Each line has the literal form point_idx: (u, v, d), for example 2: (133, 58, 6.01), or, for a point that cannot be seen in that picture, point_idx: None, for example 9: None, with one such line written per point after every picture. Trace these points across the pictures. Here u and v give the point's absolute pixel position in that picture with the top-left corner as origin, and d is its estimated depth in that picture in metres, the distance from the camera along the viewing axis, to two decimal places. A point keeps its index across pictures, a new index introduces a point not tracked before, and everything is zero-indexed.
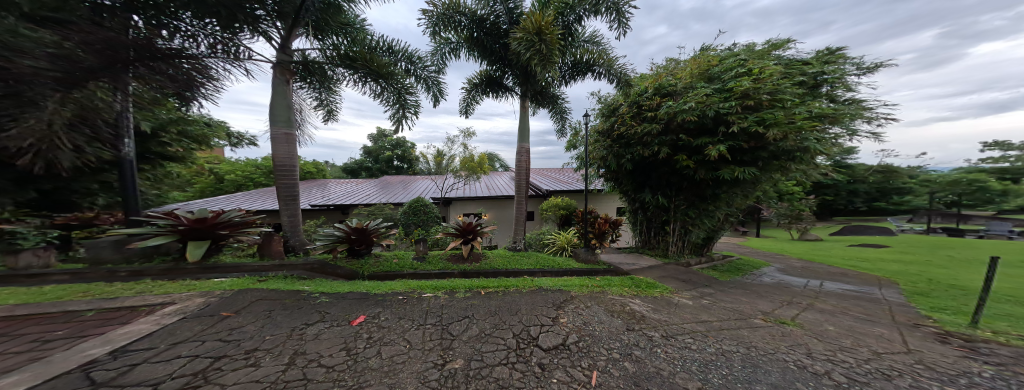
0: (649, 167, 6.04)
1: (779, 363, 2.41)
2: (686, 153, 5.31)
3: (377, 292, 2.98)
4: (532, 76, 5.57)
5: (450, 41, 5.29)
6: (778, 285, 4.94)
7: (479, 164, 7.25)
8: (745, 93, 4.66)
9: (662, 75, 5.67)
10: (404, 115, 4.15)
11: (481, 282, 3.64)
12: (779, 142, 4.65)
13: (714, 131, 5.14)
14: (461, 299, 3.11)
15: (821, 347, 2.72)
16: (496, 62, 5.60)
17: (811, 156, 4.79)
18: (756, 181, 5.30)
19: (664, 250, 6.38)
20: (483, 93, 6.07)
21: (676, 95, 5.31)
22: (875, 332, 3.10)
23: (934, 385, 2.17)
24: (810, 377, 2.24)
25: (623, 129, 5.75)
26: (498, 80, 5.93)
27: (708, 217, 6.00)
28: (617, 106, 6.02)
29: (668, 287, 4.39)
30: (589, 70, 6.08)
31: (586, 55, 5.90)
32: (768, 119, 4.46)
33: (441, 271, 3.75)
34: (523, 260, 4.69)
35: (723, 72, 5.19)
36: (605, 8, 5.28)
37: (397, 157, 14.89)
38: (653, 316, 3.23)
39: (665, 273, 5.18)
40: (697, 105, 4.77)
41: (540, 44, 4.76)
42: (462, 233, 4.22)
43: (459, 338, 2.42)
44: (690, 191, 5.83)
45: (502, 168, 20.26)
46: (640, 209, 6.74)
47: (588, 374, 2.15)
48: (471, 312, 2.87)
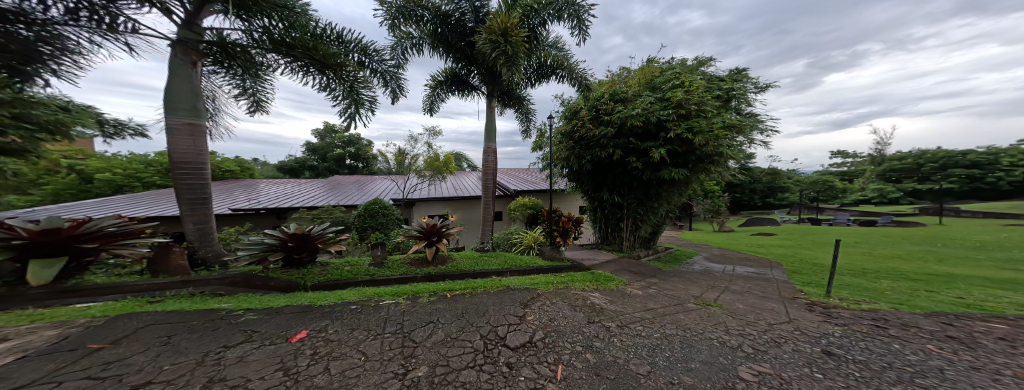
0: (606, 168, 6.27)
1: (707, 341, 2.63)
2: (635, 156, 5.63)
3: (323, 304, 2.77)
4: (498, 76, 5.57)
5: (412, 36, 5.10)
6: (704, 271, 5.43)
7: (446, 164, 7.05)
8: (680, 103, 5.10)
9: (616, 83, 5.98)
10: (357, 111, 3.94)
11: (447, 285, 3.54)
12: (702, 147, 5.18)
13: (656, 136, 5.48)
14: (426, 304, 2.99)
15: (735, 323, 3.00)
16: (461, 61, 5.49)
17: (724, 160, 5.41)
18: (687, 181, 5.86)
19: (619, 245, 6.70)
20: (449, 91, 5.94)
21: (628, 101, 5.60)
22: (767, 306, 3.52)
23: (807, 347, 2.51)
24: (728, 351, 2.47)
25: (582, 131, 5.97)
26: (464, 78, 5.82)
27: (654, 214, 6.50)
28: (579, 110, 6.18)
29: (624, 280, 4.63)
30: (552, 74, 6.23)
31: (549, 59, 6.02)
32: (695, 127, 4.92)
33: (403, 276, 3.60)
34: (491, 260, 4.66)
35: (665, 82, 5.61)
36: (568, 14, 5.39)
37: (349, 156, 14.06)
38: (611, 308, 3.36)
39: (619, 267, 5.45)
40: (643, 111, 5.13)
41: (506, 45, 4.77)
42: (426, 235, 4.08)
43: (423, 344, 2.32)
44: (640, 191, 6.23)
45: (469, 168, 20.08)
46: (599, 207, 7.00)
47: (554, 368, 2.18)
48: (435, 316, 2.77)
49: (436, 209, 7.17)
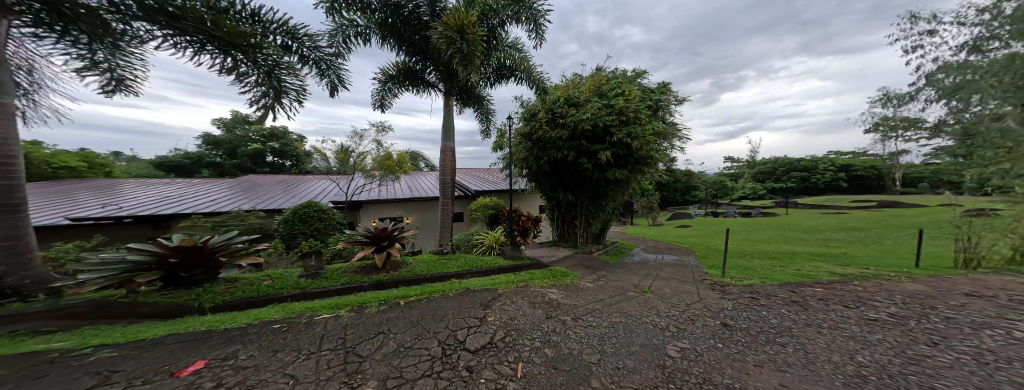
0: (562, 168, 6.45)
1: (644, 326, 2.85)
2: (587, 157, 5.89)
3: (225, 327, 2.40)
4: (456, 74, 5.41)
5: (357, 24, 4.71)
6: (642, 262, 5.96)
7: (400, 163, 6.72)
8: (621, 110, 5.56)
9: (570, 87, 6.20)
10: (279, 100, 3.50)
11: (400, 292, 3.32)
12: (639, 150, 5.61)
13: (603, 139, 5.78)
14: (375, 313, 2.79)
15: (663, 306, 3.33)
16: (416, 55, 5.27)
17: (654, 163, 5.96)
18: (630, 181, 6.32)
19: (574, 241, 7.00)
20: (400, 86, 5.64)
21: (579, 106, 5.87)
22: (685, 289, 4.00)
23: (710, 321, 2.97)
24: (660, 333, 2.71)
25: (539, 132, 6.10)
26: (419, 74, 5.57)
27: (603, 211, 6.90)
28: (536, 113, 6.27)
29: (578, 274, 4.79)
30: (511, 75, 6.24)
31: (509, 60, 6.04)
32: (634, 134, 5.34)
33: (346, 285, 3.31)
34: (451, 263, 4.50)
35: (610, 89, 5.99)
36: (525, 17, 5.41)
37: (271, 152, 12.75)
38: (566, 302, 3.43)
39: (574, 262, 5.65)
40: (591, 116, 5.46)
41: (462, 43, 4.65)
42: (374, 239, 3.80)
43: (371, 357, 2.14)
44: (591, 191, 6.55)
45: (429, 167, 19.59)
46: (556, 206, 7.16)
47: (514, 367, 2.14)
48: (387, 325, 2.59)
49: (389, 212, 6.79)
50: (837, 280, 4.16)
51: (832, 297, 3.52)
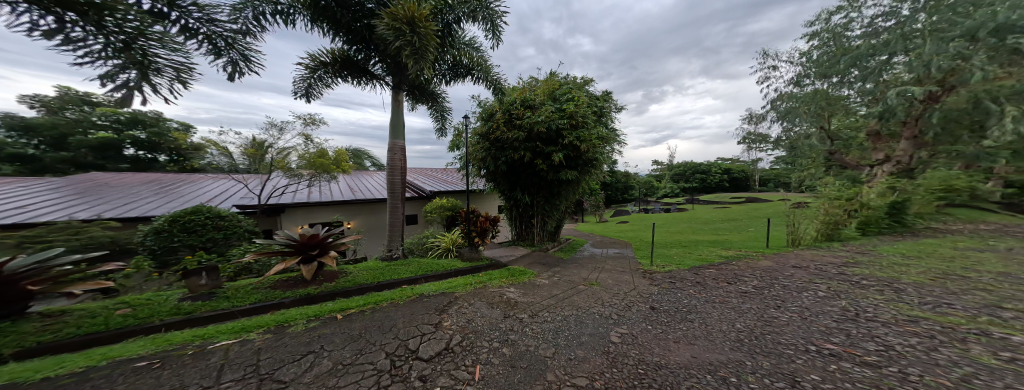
0: (518, 169, 6.48)
1: (592, 316, 2.99)
2: (542, 158, 6.01)
3: (57, 371, 1.90)
4: (404, 68, 5.10)
5: (278, 4, 4.21)
6: (591, 257, 6.39)
7: (332, 162, 6.08)
8: (572, 114, 5.75)
9: (526, 90, 6.28)
10: (146, 78, 2.84)
11: (336, 305, 2.99)
12: (588, 152, 5.85)
13: (556, 140, 5.93)
14: (305, 331, 2.48)
15: (608, 296, 3.58)
16: (357, 44, 4.89)
17: (599, 164, 6.26)
18: (580, 181, 6.61)
19: (532, 240, 7.08)
20: (342, 77, 5.20)
21: (535, 108, 5.98)
22: (629, 284, 4.24)
23: (639, 304, 3.32)
24: (608, 322, 2.87)
25: (495, 133, 6.08)
26: (360, 64, 5.13)
27: (557, 209, 7.12)
28: (494, 114, 6.21)
29: (534, 272, 4.80)
30: (468, 74, 6.08)
31: (465, 58, 5.87)
32: (585, 137, 5.59)
33: (258, 304, 2.87)
34: (401, 268, 4.19)
35: (561, 94, 6.24)
36: (482, 16, 5.27)
37: (132, 144, 9.87)
38: (523, 300, 3.40)
39: (531, 260, 5.74)
40: (545, 118, 5.61)
41: (413, 37, 4.38)
42: (301, 246, 3.40)
43: (300, 380, 1.91)
44: (545, 191, 6.70)
45: (373, 166, 18.37)
46: (514, 206, 7.14)
47: (472, 370, 2.08)
48: (319, 343, 2.30)
49: (324, 215, 6.18)
50: (726, 262, 5.27)
51: (740, 282, 4.08)
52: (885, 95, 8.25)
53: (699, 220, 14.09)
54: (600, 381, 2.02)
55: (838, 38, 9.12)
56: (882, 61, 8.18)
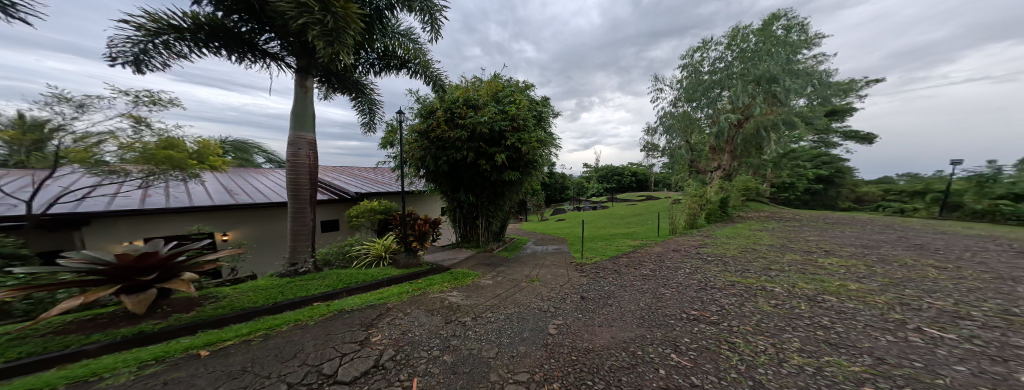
0: (461, 169, 7.55)
1: (532, 310, 4.19)
2: (485, 158, 7.09)
3: None
4: (312, 50, 4.72)
5: None
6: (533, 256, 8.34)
7: (187, 154, 4.59)
8: (513, 117, 6.89)
9: (469, 89, 7.17)
10: None
11: (216, 335, 3.00)
12: (529, 154, 7.20)
13: (498, 141, 7.06)
14: (156, 375, 2.40)
15: (549, 294, 4.88)
16: (240, 10, 4.26)
17: (539, 165, 7.74)
18: (522, 182, 8.02)
19: (477, 242, 8.43)
20: (224, 49, 4.51)
21: (477, 108, 7.01)
22: (557, 290, 5.21)
23: (572, 295, 4.82)
24: (544, 317, 3.98)
25: (439, 134, 6.86)
26: (246, 38, 4.50)
27: (500, 210, 8.60)
28: (435, 118, 6.96)
29: (477, 274, 5.94)
30: (402, 66, 6.30)
31: (399, 49, 5.92)
32: (524, 140, 6.86)
33: (57, 352, 2.46)
34: (316, 284, 4.43)
35: (505, 96, 7.29)
36: (418, 7, 5.11)
37: None
38: (464, 304, 4.29)
39: (475, 262, 7.01)
40: (488, 119, 6.66)
41: (327, 17, 3.93)
42: (121, 271, 3.08)
43: None
44: (489, 191, 8.02)
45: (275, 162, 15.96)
46: (458, 207, 8.36)
47: (409, 382, 2.56)
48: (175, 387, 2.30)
49: (178, 226, 5.52)
50: (627, 260, 8.04)
51: (646, 287, 5.45)
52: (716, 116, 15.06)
53: (618, 216, 16.19)
54: (540, 374, 2.77)
55: (698, 72, 15.49)
56: (716, 94, 14.87)
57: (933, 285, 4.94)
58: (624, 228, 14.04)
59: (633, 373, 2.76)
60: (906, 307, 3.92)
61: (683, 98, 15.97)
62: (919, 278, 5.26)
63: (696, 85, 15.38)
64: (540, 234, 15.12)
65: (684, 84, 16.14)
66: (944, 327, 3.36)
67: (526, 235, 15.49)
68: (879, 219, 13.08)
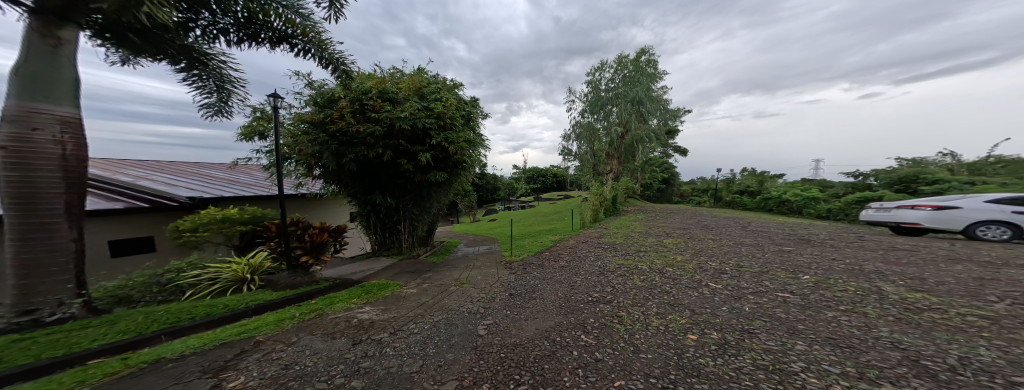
0: (376, 169, 7.91)
1: (462, 313, 4.69)
2: (406, 157, 7.53)
3: None
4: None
5: None
6: (461, 258, 9.24)
7: None
8: (439, 115, 7.38)
9: (384, 81, 7.24)
10: None
11: None
12: (455, 155, 7.89)
13: (423, 141, 7.57)
14: None
15: (482, 296, 5.53)
16: None
17: (468, 166, 8.55)
18: (450, 183, 8.95)
19: (399, 247, 9.00)
20: None
21: (396, 102, 7.33)
22: (480, 292, 5.93)
23: (502, 294, 5.71)
24: (474, 317, 4.54)
25: (350, 129, 6.84)
26: None
27: (426, 213, 9.20)
28: (343, 112, 6.89)
29: (397, 285, 6.05)
30: (287, 41, 5.18)
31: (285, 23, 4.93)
32: (451, 139, 7.43)
33: None
34: (96, 333, 3.15)
35: (429, 93, 7.68)
36: None
37: None
38: (379, 319, 4.30)
39: (396, 271, 7.30)
40: (410, 116, 6.99)
41: None
42: None
43: None
44: (413, 193, 8.64)
45: None
46: (372, 211, 8.62)
47: None
48: None
49: None
50: (549, 253, 9.68)
51: (560, 277, 6.77)
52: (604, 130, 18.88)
53: (542, 214, 17.71)
54: (468, 378, 2.92)
55: (597, 90, 18.70)
56: (610, 110, 18.36)
57: (715, 253, 8.21)
58: (547, 225, 15.52)
59: (554, 358, 3.30)
60: (700, 269, 6.73)
61: (589, 110, 18.98)
62: (712, 251, 8.47)
63: (598, 101, 18.50)
64: (472, 235, 15.24)
65: (588, 98, 19.17)
66: (718, 281, 5.77)
67: (456, 237, 15.18)
68: (694, 211, 19.42)
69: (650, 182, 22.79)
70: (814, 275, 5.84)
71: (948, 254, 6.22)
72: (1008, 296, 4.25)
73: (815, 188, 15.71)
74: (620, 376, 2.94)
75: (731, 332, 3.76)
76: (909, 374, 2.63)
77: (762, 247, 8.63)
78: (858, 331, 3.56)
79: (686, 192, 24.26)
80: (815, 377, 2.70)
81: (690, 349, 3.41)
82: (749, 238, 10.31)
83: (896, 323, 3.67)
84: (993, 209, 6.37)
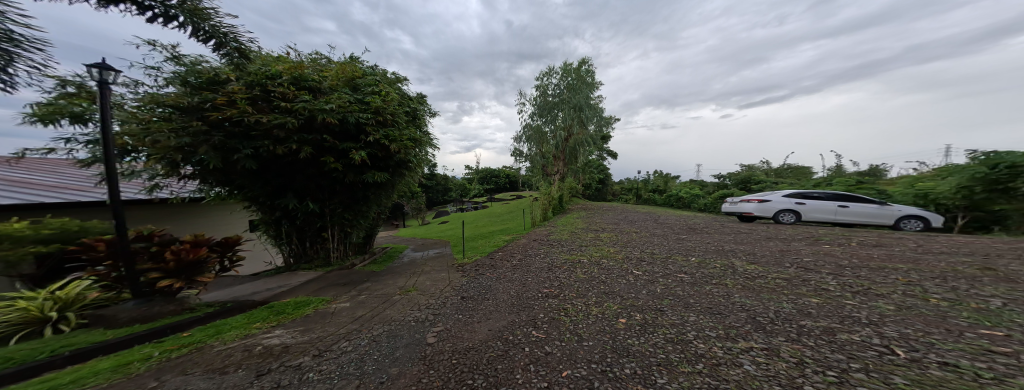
0: (293, 167, 6.45)
1: (406, 324, 4.23)
2: (332, 155, 6.17)
3: None
4: None
5: None
6: (403, 265, 8.42)
7: None
8: (377, 110, 6.08)
9: (304, 66, 5.80)
10: None
11: None
12: (398, 155, 6.71)
13: (356, 136, 6.27)
14: None
15: (432, 305, 5.08)
16: None
17: (414, 166, 7.54)
18: (393, 184, 7.76)
19: (326, 258, 7.70)
20: None
21: (320, 93, 5.93)
22: (416, 298, 5.51)
23: (455, 299, 5.45)
24: (423, 329, 4.08)
25: (245, 120, 5.09)
26: None
27: (363, 218, 7.93)
28: (234, 98, 5.09)
29: (323, 300, 5.13)
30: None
31: None
32: (392, 136, 6.18)
33: None
34: None
35: (364, 86, 6.33)
36: None
37: None
38: (295, 343, 3.51)
39: (321, 285, 6.15)
40: (338, 109, 5.60)
41: None
42: None
43: None
44: (344, 195, 7.33)
45: None
46: (284, 218, 7.06)
47: None
48: None
49: None
50: (500, 254, 9.65)
51: (511, 277, 6.83)
52: (545, 133, 19.98)
53: (495, 214, 17.92)
54: None
55: (545, 95, 19.80)
56: (554, 114, 19.60)
57: (637, 243, 9.41)
58: (500, 225, 15.55)
59: (506, 357, 3.15)
60: (628, 258, 7.61)
61: (538, 113, 20.04)
62: (636, 242, 9.72)
63: (545, 106, 19.60)
64: (420, 239, 14.35)
65: (537, 102, 20.17)
66: (640, 268, 6.60)
67: (400, 242, 14.08)
68: (621, 207, 21.96)
69: (589, 182, 24.92)
70: (697, 256, 7.18)
71: (767, 234, 8.42)
72: (796, 262, 5.96)
73: (697, 186, 19.78)
74: (569, 366, 2.91)
75: (638, 312, 4.22)
76: (753, 329, 3.37)
77: (666, 236, 10.37)
78: (727, 299, 4.45)
79: (617, 190, 27.33)
80: (703, 343, 3.17)
81: (622, 331, 3.62)
82: (659, 229, 12.22)
83: (744, 290, 4.75)
84: (790, 202, 9.09)
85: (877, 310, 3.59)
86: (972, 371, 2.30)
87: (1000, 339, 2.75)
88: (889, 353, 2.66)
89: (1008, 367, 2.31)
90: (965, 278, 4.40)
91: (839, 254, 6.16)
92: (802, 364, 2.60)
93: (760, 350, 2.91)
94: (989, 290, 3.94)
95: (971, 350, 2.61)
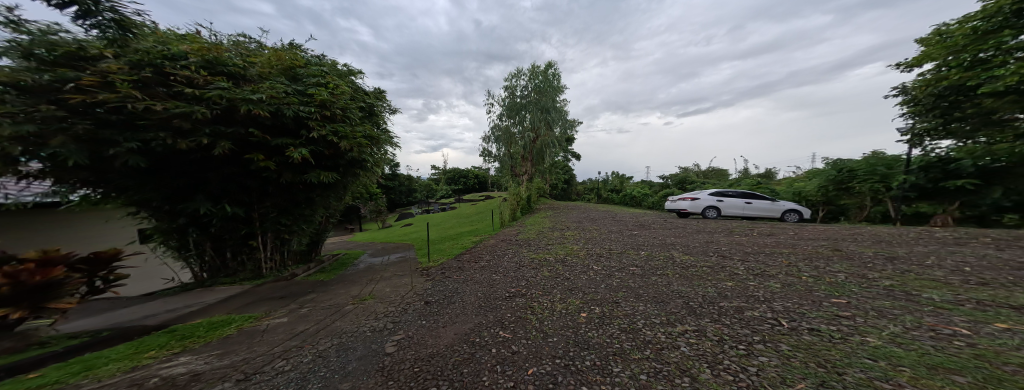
0: (209, 165, 5.45)
1: (359, 336, 3.98)
2: (264, 153, 5.33)
3: None
4: None
5: None
6: (357, 272, 7.85)
7: None
8: (324, 103, 5.41)
9: (224, 49, 4.94)
10: None
11: None
12: (349, 153, 6.02)
13: (297, 132, 5.54)
14: None
15: (390, 314, 4.82)
16: None
17: (370, 166, 6.93)
18: (345, 185, 7.07)
19: (257, 270, 6.61)
20: None
21: (245, 80, 5.05)
22: (374, 308, 5.19)
23: (417, 305, 5.26)
24: (378, 339, 3.86)
25: (127, 107, 3.89)
26: None
27: (305, 223, 7.12)
28: (112, 79, 3.83)
29: (254, 317, 4.63)
30: None
31: None
32: (340, 132, 5.55)
33: None
34: None
35: (307, 76, 5.62)
36: None
37: None
38: (213, 368, 3.07)
39: (252, 300, 5.44)
40: (269, 100, 4.83)
41: None
42: None
43: None
44: (281, 199, 6.51)
45: None
46: (193, 227, 5.88)
47: None
48: None
49: None
50: (467, 255, 9.55)
51: (478, 279, 6.79)
52: (508, 135, 20.22)
53: (461, 215, 17.76)
54: None
55: (511, 97, 20.08)
56: (521, 115, 20.00)
57: (599, 240, 10.07)
58: (468, 226, 15.41)
59: (471, 361, 3.09)
60: (592, 254, 8.07)
61: (506, 114, 20.28)
62: (597, 239, 10.39)
63: (512, 107, 19.90)
64: (379, 244, 13.56)
65: (504, 103, 20.39)
66: (602, 263, 7.02)
67: (357, 247, 13.23)
68: (581, 206, 23.12)
69: (553, 183, 25.82)
70: (647, 250, 7.90)
71: (697, 227, 9.58)
72: (718, 251, 6.87)
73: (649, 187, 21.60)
74: (533, 363, 2.97)
75: (597, 306, 4.47)
76: (687, 313, 3.83)
77: (623, 232, 11.24)
78: (671, 287, 4.98)
79: (580, 190, 28.63)
80: (650, 330, 3.50)
81: (583, 326, 3.79)
82: (617, 226, 13.20)
83: (684, 279, 5.34)
84: (713, 199, 10.38)
85: (772, 290, 4.27)
86: (829, 333, 2.91)
87: (844, 306, 3.49)
88: (778, 324, 3.24)
89: (851, 328, 2.97)
90: (824, 258, 5.49)
91: (746, 243, 7.21)
92: (722, 341, 3.02)
93: (692, 332, 3.30)
94: (838, 267, 4.98)
95: (826, 316, 3.30)
